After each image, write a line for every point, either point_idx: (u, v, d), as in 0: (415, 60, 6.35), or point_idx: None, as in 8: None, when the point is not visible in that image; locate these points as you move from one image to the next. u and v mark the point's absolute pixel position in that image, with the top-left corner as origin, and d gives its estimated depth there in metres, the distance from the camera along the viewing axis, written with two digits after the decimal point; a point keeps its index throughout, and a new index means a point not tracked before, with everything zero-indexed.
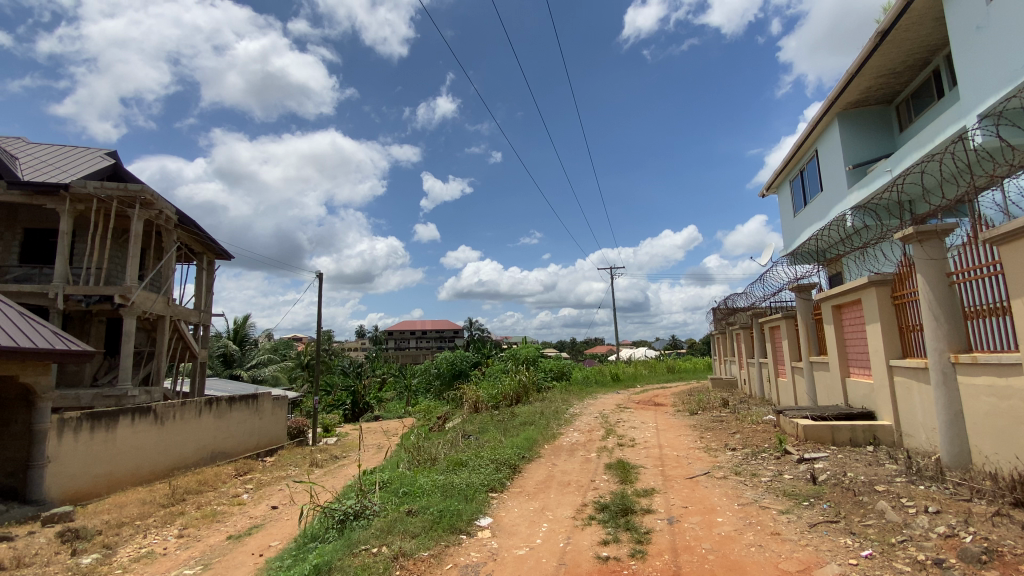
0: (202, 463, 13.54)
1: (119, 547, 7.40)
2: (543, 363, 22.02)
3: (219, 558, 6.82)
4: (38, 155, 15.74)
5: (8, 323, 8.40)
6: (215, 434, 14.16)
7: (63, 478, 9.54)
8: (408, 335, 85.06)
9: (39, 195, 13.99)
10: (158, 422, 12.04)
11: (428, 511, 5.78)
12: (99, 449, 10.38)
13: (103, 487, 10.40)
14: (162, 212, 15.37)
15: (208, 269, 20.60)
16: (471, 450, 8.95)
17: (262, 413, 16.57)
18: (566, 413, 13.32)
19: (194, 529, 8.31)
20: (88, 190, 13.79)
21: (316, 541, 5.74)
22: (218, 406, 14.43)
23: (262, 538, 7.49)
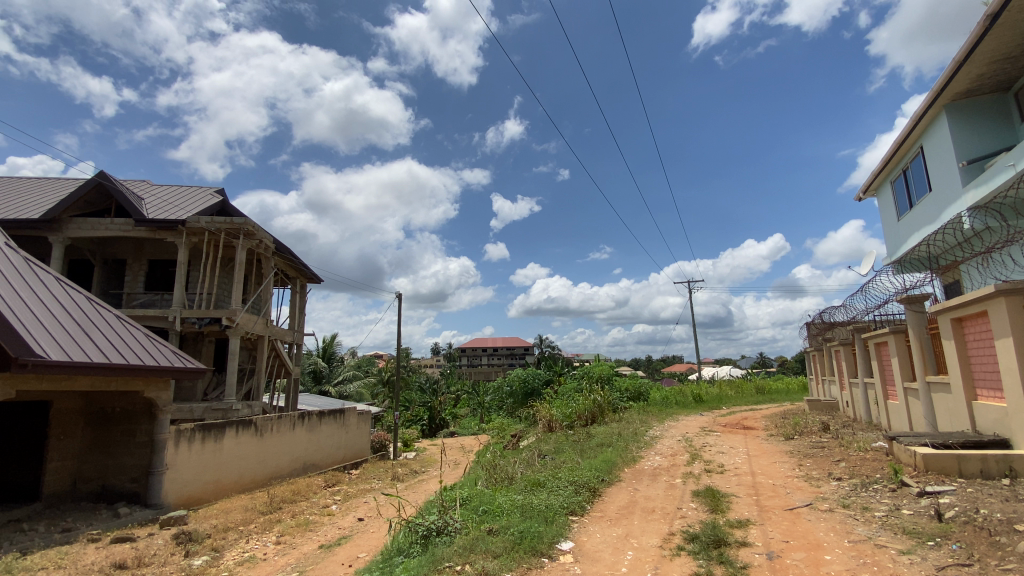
0: (295, 473, 14.47)
1: (225, 551, 8.03)
2: (617, 382, 21.40)
3: (313, 565, 7.20)
4: (161, 196, 17.93)
5: (137, 344, 9.49)
6: (307, 446, 15.11)
7: (177, 485, 10.55)
8: (479, 352, 86.45)
9: (162, 231, 15.95)
10: (258, 434, 13.03)
11: (509, 531, 5.74)
12: (208, 458, 11.38)
13: (211, 493, 11.40)
14: (261, 241, 16.91)
15: (300, 292, 22.28)
16: (548, 470, 8.81)
17: (348, 427, 17.48)
18: (645, 435, 12.80)
19: (289, 536, 8.86)
20: (201, 224, 15.54)
21: (402, 555, 5.87)
22: (310, 419, 15.38)
23: (350, 549, 7.79)
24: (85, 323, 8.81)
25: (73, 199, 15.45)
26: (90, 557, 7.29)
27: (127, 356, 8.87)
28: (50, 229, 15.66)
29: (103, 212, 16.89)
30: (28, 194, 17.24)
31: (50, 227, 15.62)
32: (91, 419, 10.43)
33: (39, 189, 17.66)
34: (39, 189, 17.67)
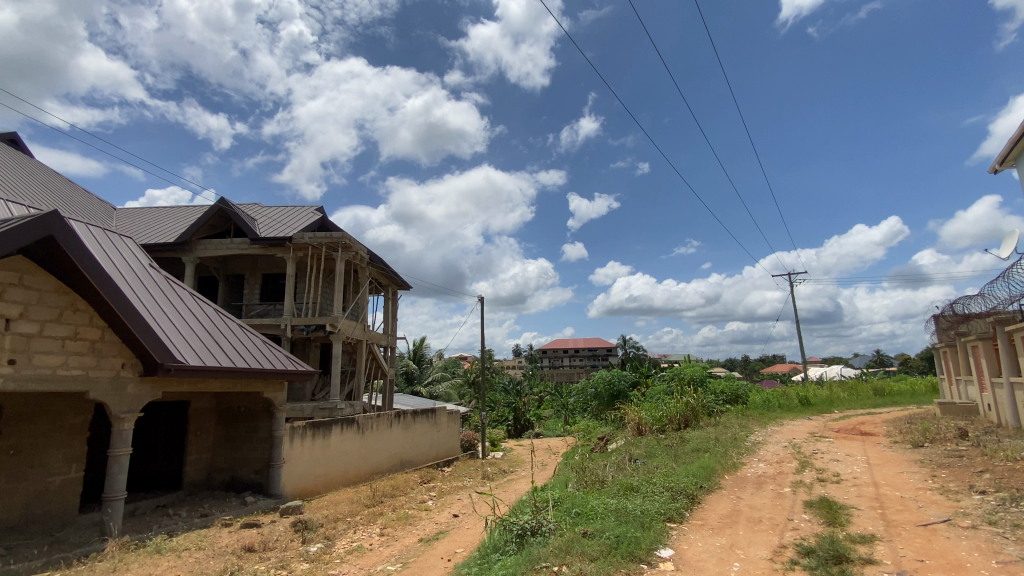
0: (393, 469, 15.34)
1: (336, 539, 8.70)
2: (711, 384, 20.28)
3: (414, 558, 7.58)
4: (270, 216, 19.89)
5: (256, 350, 10.61)
6: (403, 444, 15.95)
7: (293, 477, 11.61)
8: (562, 354, 86.19)
9: (274, 247, 17.73)
10: (359, 432, 13.96)
11: (605, 535, 5.66)
12: (317, 453, 12.38)
13: (321, 485, 12.42)
14: (357, 253, 18.18)
15: (392, 298, 23.60)
16: (641, 475, 8.55)
17: (440, 425, 18.20)
18: (746, 440, 12.02)
19: (391, 529, 9.40)
20: (306, 240, 17.04)
21: (498, 553, 5.99)
22: (405, 418, 16.22)
23: (448, 544, 8.11)
24: (213, 332, 9.94)
25: (201, 223, 17.61)
26: (225, 540, 8.23)
27: (249, 361, 9.97)
28: (184, 251, 17.97)
29: (225, 233, 19.08)
30: (166, 221, 19.92)
31: (184, 249, 17.92)
32: (220, 417, 11.80)
33: (175, 216, 20.33)
34: (175, 216, 20.35)
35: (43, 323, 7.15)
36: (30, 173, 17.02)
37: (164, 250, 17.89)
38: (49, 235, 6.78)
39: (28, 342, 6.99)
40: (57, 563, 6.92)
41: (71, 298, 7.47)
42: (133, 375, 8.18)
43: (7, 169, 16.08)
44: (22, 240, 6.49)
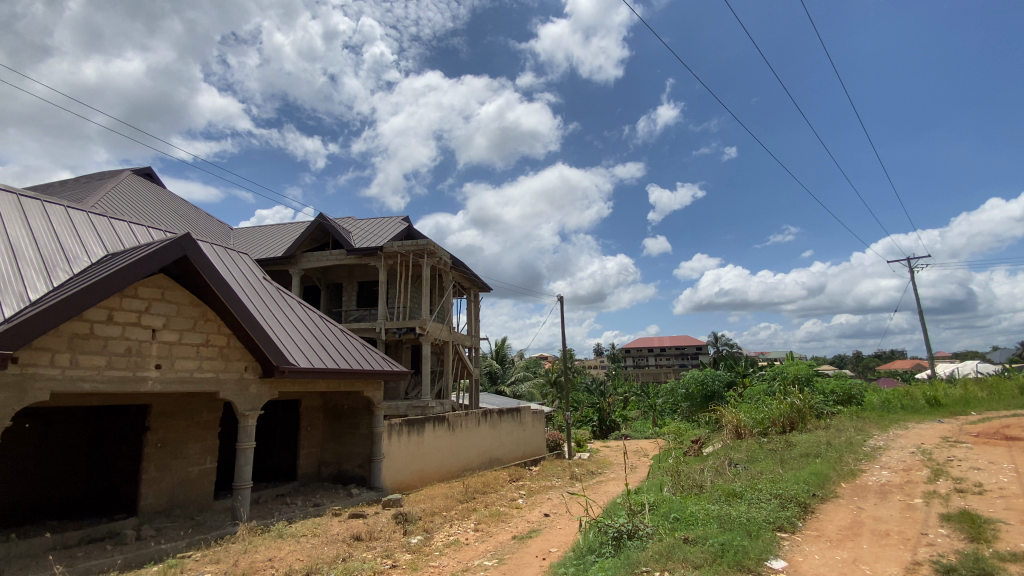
0: (482, 466, 15.74)
1: (434, 532, 9.10)
2: (820, 383, 18.59)
3: (510, 554, 7.74)
4: (363, 227, 21.32)
5: (356, 351, 11.40)
6: (491, 442, 16.31)
7: (392, 472, 12.32)
8: (647, 353, 83.65)
9: (368, 257, 18.98)
10: (450, 430, 14.49)
11: (708, 542, 5.41)
12: (413, 449, 13.03)
13: (417, 480, 13.08)
14: (441, 258, 19.02)
15: (474, 300, 24.26)
16: (744, 481, 8.04)
17: (525, 425, 18.37)
18: (864, 445, 10.88)
19: (485, 525, 9.65)
20: (394, 249, 18.14)
21: (595, 555, 5.95)
22: (492, 417, 16.57)
23: (542, 543, 8.18)
24: (319, 336, 10.85)
25: (304, 238, 19.27)
26: (336, 528, 8.93)
27: (350, 362, 10.73)
28: (290, 264, 19.76)
29: (324, 246, 20.68)
30: (275, 237, 22.04)
31: (290, 261, 19.71)
32: (327, 414, 12.80)
33: (282, 233, 22.43)
34: (282, 233, 22.45)
35: (181, 332, 8.17)
36: (166, 203, 19.62)
37: (274, 264, 19.80)
38: (183, 255, 7.74)
39: (171, 349, 8.01)
40: (198, 544, 7.90)
41: (202, 309, 8.48)
42: (254, 377, 9.14)
43: (149, 200, 18.66)
44: (162, 260, 7.46)
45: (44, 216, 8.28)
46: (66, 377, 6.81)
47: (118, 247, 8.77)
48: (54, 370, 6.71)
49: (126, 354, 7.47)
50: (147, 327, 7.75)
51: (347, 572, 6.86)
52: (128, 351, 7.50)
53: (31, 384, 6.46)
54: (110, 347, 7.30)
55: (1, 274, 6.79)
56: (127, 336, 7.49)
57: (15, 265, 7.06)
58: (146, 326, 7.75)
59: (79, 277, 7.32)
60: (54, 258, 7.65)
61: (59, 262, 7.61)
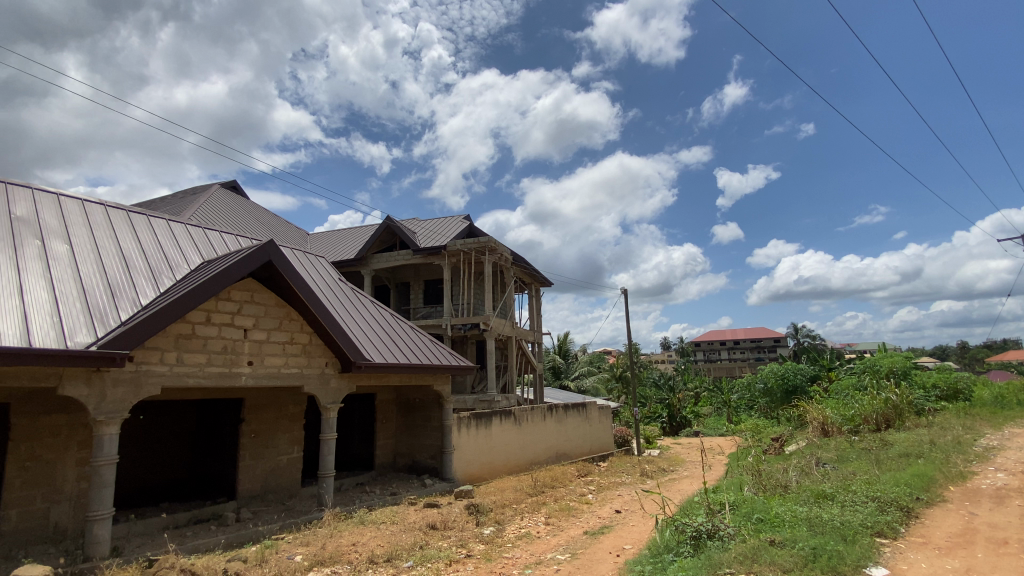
0: (550, 461, 15.76)
1: (506, 524, 9.22)
2: (919, 377, 16.92)
3: (583, 549, 7.69)
4: (426, 227, 22.00)
5: (425, 347, 11.77)
6: (558, 436, 16.28)
7: (463, 464, 12.64)
8: (718, 346, 80.03)
9: (432, 256, 19.52)
10: (517, 423, 14.61)
11: (798, 545, 5.08)
12: (481, 442, 13.28)
13: (486, 472, 13.33)
14: (502, 254, 19.28)
15: (536, 296, 24.29)
16: (835, 481, 7.47)
17: (592, 420, 18.13)
18: (976, 445, 9.77)
19: (556, 519, 9.66)
20: (457, 247, 18.58)
21: (672, 554, 5.78)
22: (558, 411, 16.50)
23: (615, 539, 8.08)
24: (391, 333, 11.31)
25: (373, 240, 20.15)
26: (412, 517, 9.29)
27: (420, 357, 11.10)
28: (361, 265, 20.70)
29: (391, 247, 21.62)
30: (347, 241, 23.23)
31: (362, 262, 20.57)
32: (399, 407, 13.33)
33: (353, 236, 23.59)
34: (353, 236, 23.62)
35: (269, 331, 8.81)
36: (251, 212, 21.22)
37: (346, 266, 20.85)
38: (268, 260, 8.32)
39: (261, 347, 8.66)
40: (289, 528, 8.52)
41: (286, 310, 9.09)
42: (334, 372, 9.69)
43: (236, 211, 20.27)
44: (250, 265, 8.06)
45: (150, 229, 9.22)
46: (175, 373, 7.55)
47: (212, 254, 9.59)
48: (164, 367, 7.46)
49: (223, 352, 8.17)
50: (239, 327, 8.42)
51: (426, 559, 7.12)
52: (225, 349, 8.19)
53: (145, 379, 7.23)
54: (209, 346, 8.00)
55: (118, 282, 7.64)
56: (222, 335, 8.19)
57: (129, 274, 7.92)
58: (239, 326, 8.42)
59: (181, 283, 8.08)
60: (160, 266, 8.50)
61: (164, 270, 8.45)
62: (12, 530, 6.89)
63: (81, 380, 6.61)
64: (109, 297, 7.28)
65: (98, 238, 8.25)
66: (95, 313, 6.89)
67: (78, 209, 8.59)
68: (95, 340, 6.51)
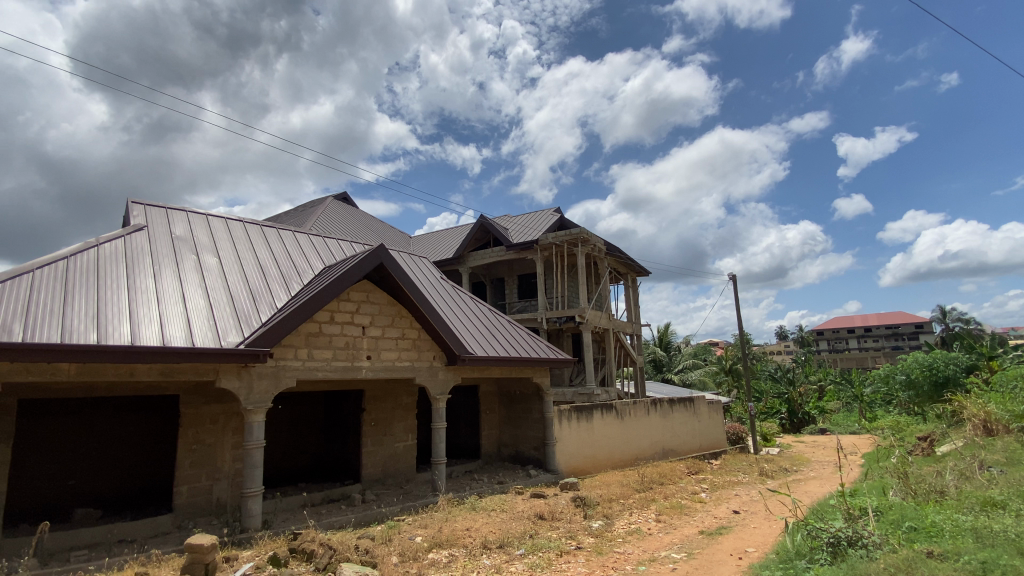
0: (656, 456, 15.22)
1: (615, 519, 9.05)
2: None
3: (700, 549, 7.33)
4: (518, 222, 22.28)
5: (524, 341, 11.94)
6: (664, 431, 15.63)
7: (566, 456, 12.65)
8: (845, 335, 71.83)
9: (526, 250, 19.73)
10: (620, 417, 14.26)
11: (963, 558, 4.38)
12: (583, 435, 13.19)
13: (590, 465, 13.23)
14: (595, 245, 18.98)
15: (633, 286, 23.54)
16: (1009, 488, 6.32)
17: (701, 415, 17.14)
18: None
19: (668, 516, 9.29)
20: (549, 240, 18.61)
21: (806, 561, 5.28)
22: (664, 406, 15.82)
23: (735, 541, 7.62)
24: (491, 328, 11.62)
25: (469, 238, 20.84)
26: (520, 506, 9.47)
27: (520, 351, 11.29)
28: (459, 263, 21.51)
29: (486, 244, 22.21)
30: (445, 241, 24.29)
31: (459, 261, 21.43)
32: (502, 399, 13.67)
33: (451, 236, 24.62)
34: (450, 235, 24.63)
35: (383, 328, 9.47)
36: (360, 220, 23.01)
37: (445, 265, 21.80)
38: (380, 263, 8.94)
39: (377, 342, 9.35)
40: (409, 511, 9.13)
41: (397, 308, 9.71)
42: (441, 365, 10.18)
43: (347, 219, 22.10)
44: (364, 268, 8.71)
45: (279, 240, 10.35)
46: (307, 367, 8.40)
47: (331, 260, 10.53)
48: (299, 362, 8.33)
49: (345, 347, 8.93)
50: (358, 324, 9.15)
51: (537, 549, 7.23)
52: (347, 345, 8.95)
53: (283, 372, 8.12)
54: (334, 342, 8.80)
55: (258, 288, 8.68)
56: (344, 332, 8.95)
57: (266, 280, 8.96)
58: (357, 324, 9.16)
59: (307, 287, 8.96)
60: (290, 272, 9.52)
61: (293, 276, 9.44)
62: (184, 504, 8.13)
63: (233, 374, 7.59)
64: (252, 302, 8.28)
65: (241, 250, 9.43)
66: (241, 316, 7.87)
67: (222, 227, 9.88)
68: (243, 340, 7.45)
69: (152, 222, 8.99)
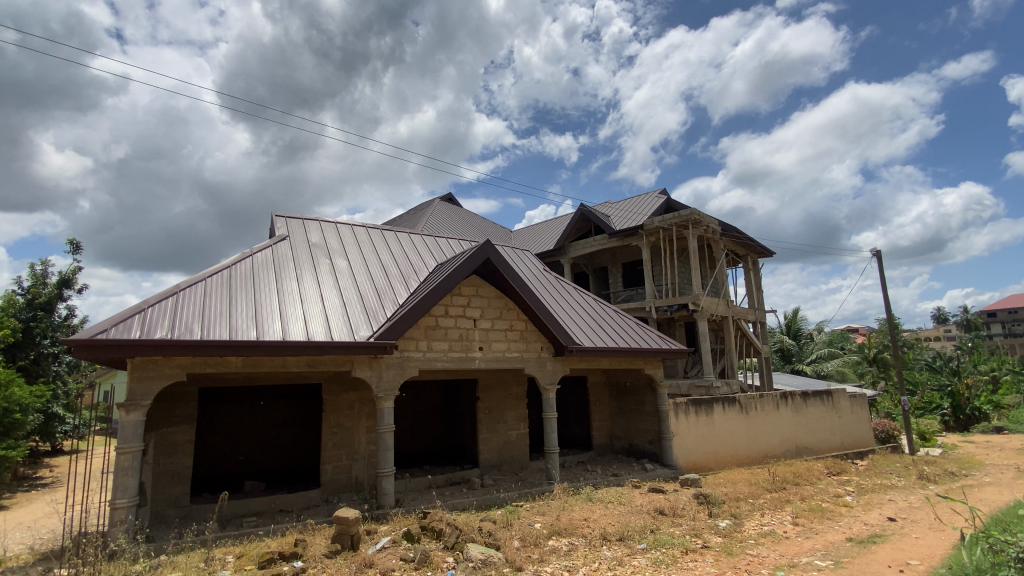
0: (788, 454, 13.90)
1: (744, 519, 8.42)
2: None
3: (850, 558, 6.55)
4: (620, 208, 21.59)
5: (633, 331, 11.56)
6: (797, 427, 14.21)
7: (685, 451, 12.05)
8: None
9: (630, 237, 19.08)
10: (744, 411, 13.23)
11: None
12: (703, 429, 12.46)
13: (712, 462, 12.48)
14: (708, 226, 17.83)
15: (753, 269, 21.67)
16: None
17: (841, 411, 15.29)
18: None
19: (807, 520, 8.43)
20: (656, 224, 17.80)
21: None
22: (795, 400, 14.36)
23: (893, 551, 6.71)
24: (598, 318, 11.41)
25: (570, 228, 20.67)
26: (639, 500, 9.21)
27: (630, 341, 10.95)
28: (561, 254, 21.43)
29: (588, 233, 21.84)
30: (546, 233, 24.32)
31: (561, 252, 21.36)
32: (612, 391, 13.41)
33: (551, 227, 24.61)
34: (551, 227, 24.63)
35: (493, 320, 9.76)
36: (464, 218, 23.93)
37: (547, 257, 21.87)
38: (487, 258, 9.18)
39: (488, 334, 9.65)
40: (526, 497, 9.35)
41: (505, 301, 9.94)
42: (550, 356, 10.23)
43: (452, 218, 23.10)
44: (474, 263, 9.01)
45: (396, 242, 11.12)
46: (427, 358, 8.94)
47: (442, 257, 11.08)
48: (420, 353, 8.90)
49: (459, 339, 9.34)
50: (470, 318, 9.52)
51: (660, 544, 6.99)
52: (461, 337, 9.36)
53: (407, 363, 8.72)
54: (449, 335, 9.24)
55: (381, 286, 9.41)
56: (458, 325, 9.36)
57: (387, 279, 9.67)
58: (469, 317, 9.53)
59: (423, 284, 9.51)
60: (407, 270, 10.18)
61: (410, 273, 10.08)
62: (330, 480, 9.12)
63: (365, 365, 8.32)
64: (377, 299, 8.99)
65: (364, 253, 10.30)
66: (369, 312, 8.59)
67: (347, 233, 10.86)
68: (372, 333, 8.12)
69: (292, 231, 10.15)
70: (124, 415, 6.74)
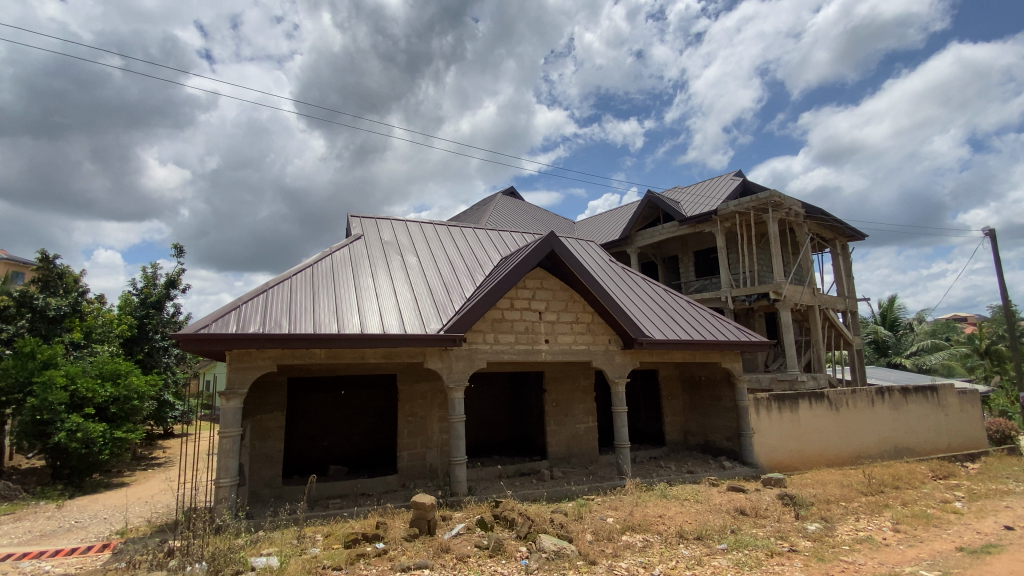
0: (885, 455, 12.74)
1: (836, 523, 7.81)
2: None
3: (964, 570, 5.90)
4: (691, 193, 20.65)
5: (706, 322, 11.04)
6: (895, 426, 12.98)
7: (766, 449, 11.38)
8: None
9: (702, 223, 18.21)
10: (834, 408, 12.26)
11: None
12: (787, 426, 11.69)
13: (797, 461, 11.70)
14: (790, 209, 16.63)
15: (841, 254, 19.96)
16: None
17: (949, 408, 13.77)
18: None
19: (909, 526, 7.68)
20: (731, 209, 16.86)
21: None
22: (893, 396, 13.12)
23: (1017, 565, 5.96)
24: (668, 309, 11.01)
25: (637, 216, 20.08)
26: (717, 498, 8.83)
27: (703, 333, 10.46)
28: (628, 244, 20.89)
29: (656, 221, 21.10)
30: (612, 222, 23.78)
31: (627, 242, 20.82)
32: (685, 385, 12.93)
33: (617, 216, 24.03)
34: (617, 216, 24.05)
35: (559, 313, 9.69)
36: (528, 211, 23.97)
37: (614, 247, 21.40)
38: (551, 250, 9.11)
39: (554, 327, 9.60)
40: (597, 490, 9.25)
41: (570, 293, 9.84)
42: (618, 348, 10.01)
43: (516, 212, 23.21)
44: (538, 256, 8.97)
45: (462, 237, 11.33)
46: (495, 350, 9.05)
47: (507, 250, 11.15)
48: (488, 345, 9.02)
49: (526, 332, 9.37)
50: (535, 310, 9.52)
51: (742, 546, 6.64)
52: (527, 329, 9.38)
53: (476, 355, 8.87)
54: (515, 327, 9.29)
55: (449, 280, 9.62)
56: (524, 318, 9.39)
57: (454, 273, 9.88)
58: (535, 309, 9.52)
59: (489, 277, 9.62)
60: (474, 264, 10.33)
61: (477, 267, 10.23)
62: (407, 467, 9.51)
63: (436, 357, 8.57)
64: (445, 293, 9.21)
65: (432, 249, 10.58)
66: (438, 306, 8.82)
67: (416, 230, 11.20)
68: (441, 326, 8.32)
69: (366, 230, 10.62)
70: (225, 402, 7.38)
